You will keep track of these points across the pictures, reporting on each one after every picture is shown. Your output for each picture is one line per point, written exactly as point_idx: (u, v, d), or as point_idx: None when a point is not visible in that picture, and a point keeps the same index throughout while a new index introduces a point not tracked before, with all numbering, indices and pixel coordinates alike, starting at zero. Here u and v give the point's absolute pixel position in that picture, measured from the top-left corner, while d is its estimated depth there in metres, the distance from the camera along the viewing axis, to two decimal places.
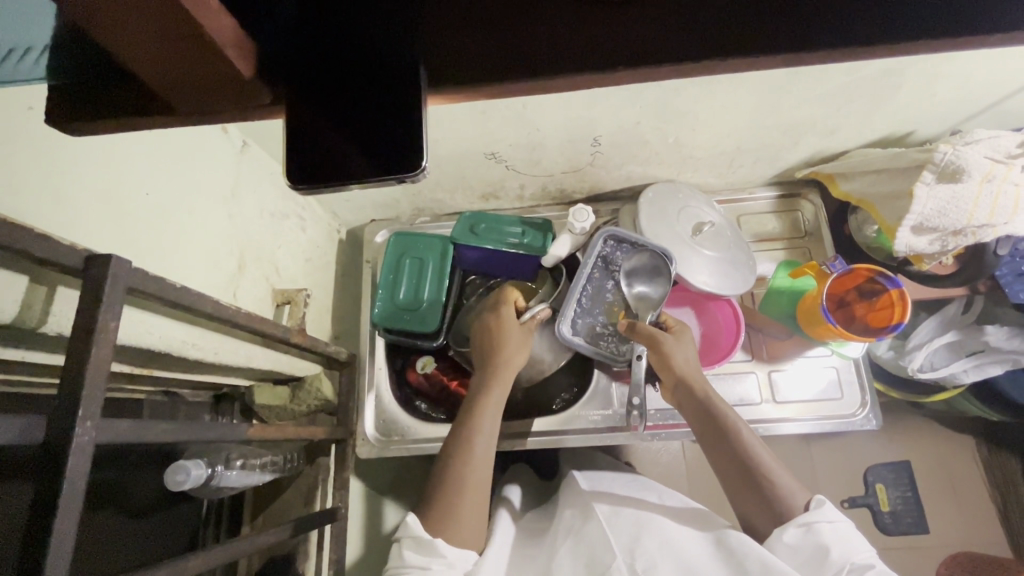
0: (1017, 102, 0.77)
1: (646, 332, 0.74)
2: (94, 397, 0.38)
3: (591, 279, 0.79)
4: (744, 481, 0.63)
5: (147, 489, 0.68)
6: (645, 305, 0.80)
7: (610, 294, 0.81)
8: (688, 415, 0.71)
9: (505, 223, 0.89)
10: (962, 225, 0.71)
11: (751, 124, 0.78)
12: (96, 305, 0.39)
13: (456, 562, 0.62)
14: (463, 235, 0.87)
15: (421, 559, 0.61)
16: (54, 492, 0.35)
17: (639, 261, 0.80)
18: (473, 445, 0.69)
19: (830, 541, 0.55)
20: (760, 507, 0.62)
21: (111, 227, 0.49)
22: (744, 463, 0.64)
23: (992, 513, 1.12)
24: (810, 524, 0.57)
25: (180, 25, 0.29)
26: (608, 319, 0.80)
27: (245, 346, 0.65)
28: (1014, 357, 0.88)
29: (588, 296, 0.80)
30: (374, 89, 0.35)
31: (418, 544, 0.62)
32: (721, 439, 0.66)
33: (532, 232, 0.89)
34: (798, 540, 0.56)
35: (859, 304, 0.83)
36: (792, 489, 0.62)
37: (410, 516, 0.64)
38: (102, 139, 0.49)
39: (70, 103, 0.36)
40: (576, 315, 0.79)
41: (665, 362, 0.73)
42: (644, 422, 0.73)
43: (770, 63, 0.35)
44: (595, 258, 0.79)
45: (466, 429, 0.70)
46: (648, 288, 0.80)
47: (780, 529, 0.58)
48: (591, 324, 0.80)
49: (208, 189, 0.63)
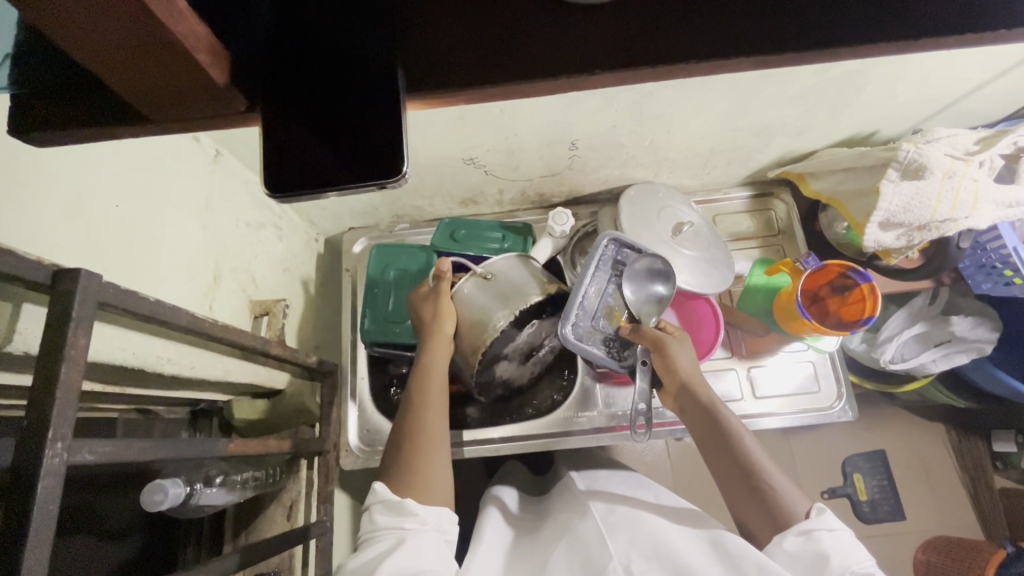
0: (974, 101, 0.81)
1: (650, 335, 0.72)
2: (65, 418, 0.37)
3: (594, 281, 0.74)
4: (746, 489, 0.64)
5: (122, 511, 0.66)
6: (649, 307, 0.76)
7: (612, 297, 0.75)
8: (692, 422, 0.71)
9: (486, 227, 0.91)
10: (926, 220, 0.74)
11: (724, 126, 0.80)
12: (65, 321, 0.37)
13: (429, 520, 0.60)
14: (445, 243, 0.88)
15: (393, 520, 0.59)
16: (24, 517, 0.33)
17: (643, 264, 0.76)
18: (427, 421, 0.68)
19: (832, 548, 0.56)
20: (758, 515, 0.63)
21: (79, 242, 0.48)
22: (747, 471, 0.65)
23: (963, 498, 1.16)
24: (810, 532, 0.58)
25: (149, 32, 0.28)
26: (610, 322, 0.75)
27: (223, 360, 0.63)
28: (979, 346, 0.90)
29: (591, 298, 0.74)
30: (345, 96, 0.35)
31: (389, 506, 0.61)
32: (726, 446, 0.67)
33: (512, 236, 0.91)
34: (798, 547, 0.57)
35: (830, 300, 0.86)
36: (793, 496, 0.63)
37: (378, 483, 0.63)
38: (69, 149, 0.48)
39: (33, 116, 0.34)
40: (579, 318, 0.73)
41: (669, 368, 0.72)
42: (648, 432, 0.70)
43: (742, 65, 0.35)
44: (597, 262, 0.75)
45: (416, 424, 0.68)
46: (654, 292, 0.76)
47: (781, 536, 0.59)
48: (594, 328, 0.74)
49: (182, 200, 0.62)
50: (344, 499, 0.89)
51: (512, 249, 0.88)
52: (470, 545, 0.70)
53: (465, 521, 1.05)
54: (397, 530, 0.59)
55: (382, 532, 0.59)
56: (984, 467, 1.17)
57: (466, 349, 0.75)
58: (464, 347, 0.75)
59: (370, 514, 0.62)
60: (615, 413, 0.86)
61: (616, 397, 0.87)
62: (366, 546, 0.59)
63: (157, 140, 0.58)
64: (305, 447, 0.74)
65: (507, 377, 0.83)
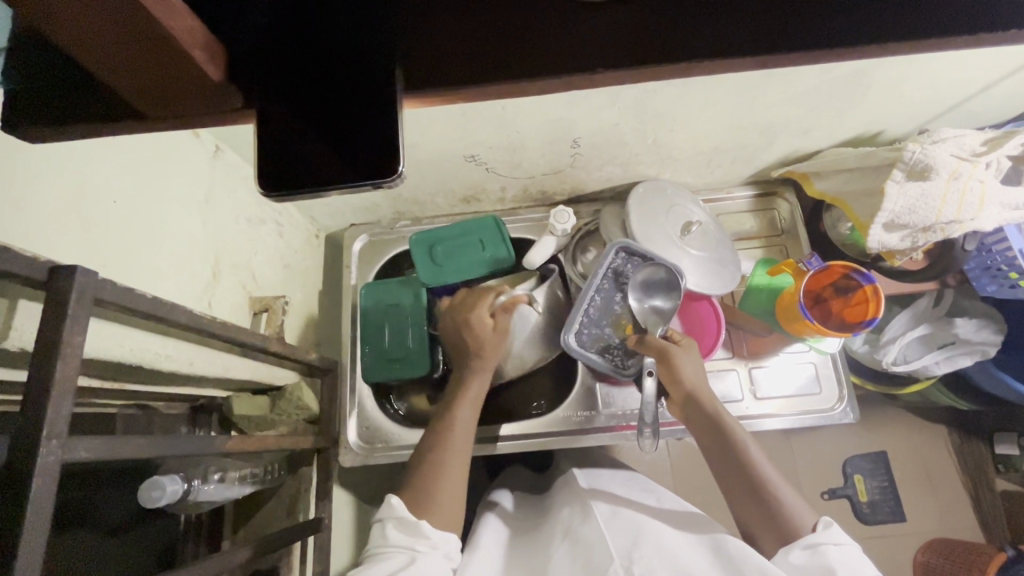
0: (981, 101, 0.80)
1: (656, 345, 0.72)
2: (60, 416, 0.36)
3: (600, 290, 0.73)
4: (753, 499, 0.64)
5: (121, 506, 0.66)
6: (655, 319, 0.75)
7: (619, 306, 0.74)
8: (697, 431, 0.71)
9: (465, 242, 0.91)
10: (931, 222, 0.73)
11: (728, 124, 0.79)
12: (61, 317, 0.37)
13: (440, 544, 0.60)
14: (426, 266, 0.90)
15: (406, 539, 0.60)
16: (17, 515, 0.33)
17: (647, 274, 0.75)
18: (450, 450, 0.67)
19: (837, 562, 0.56)
20: (766, 526, 0.63)
21: (77, 239, 0.47)
22: (755, 483, 0.65)
23: (964, 500, 1.16)
24: (817, 546, 0.58)
25: (143, 26, 0.27)
26: (615, 332, 0.74)
27: (221, 357, 0.63)
28: (982, 348, 0.90)
29: (596, 307, 0.73)
30: (340, 90, 0.34)
31: (403, 525, 0.61)
32: (733, 455, 0.67)
33: (492, 243, 0.90)
34: (805, 561, 0.57)
35: (835, 300, 0.85)
36: (800, 509, 0.63)
37: (394, 498, 0.64)
38: (68, 143, 0.47)
39: (29, 111, 0.34)
40: (583, 326, 0.73)
41: (675, 378, 0.71)
42: (658, 439, 0.68)
43: (746, 64, 0.35)
44: (606, 269, 0.73)
45: (437, 453, 0.67)
46: (659, 303, 0.75)
47: (786, 550, 0.59)
48: (598, 336, 0.73)
49: (181, 196, 0.62)
50: (344, 496, 0.89)
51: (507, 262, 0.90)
52: (471, 548, 0.70)
53: (464, 519, 1.05)
54: (408, 550, 0.59)
55: (391, 549, 0.60)
56: (986, 470, 1.16)
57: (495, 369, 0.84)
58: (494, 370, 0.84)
59: (382, 529, 0.62)
60: (614, 412, 0.85)
61: (615, 397, 0.86)
62: (372, 560, 0.60)
63: (157, 136, 0.58)
64: (306, 445, 0.74)
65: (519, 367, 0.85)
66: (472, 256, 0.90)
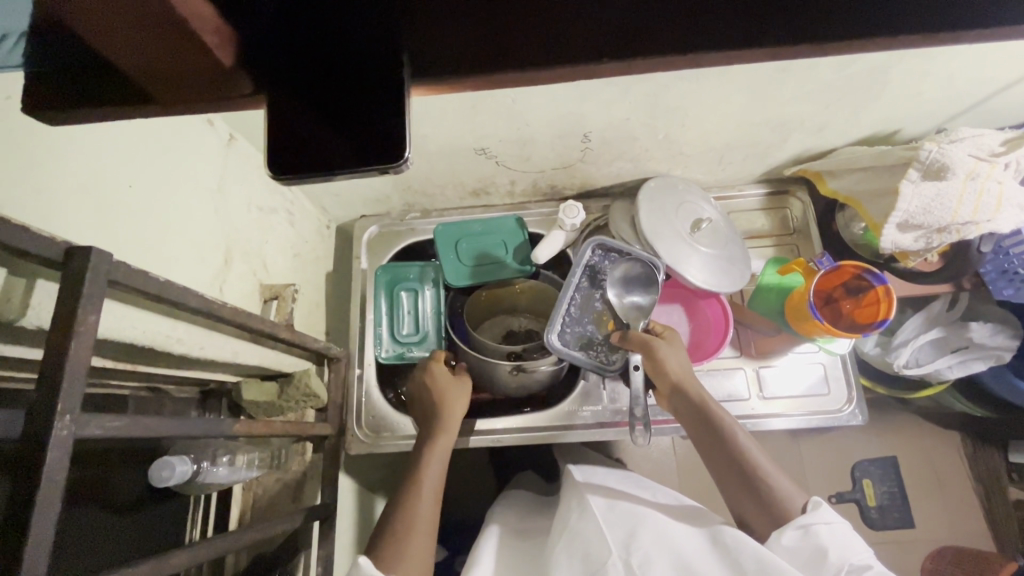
0: (1003, 100, 0.78)
1: (638, 339, 0.73)
2: (74, 393, 0.37)
3: (579, 288, 0.78)
4: (743, 483, 0.65)
5: (131, 486, 0.67)
6: (637, 313, 0.77)
7: (598, 303, 0.78)
8: (685, 422, 0.72)
9: (488, 240, 0.92)
10: (946, 223, 0.72)
11: (741, 121, 0.78)
12: (76, 296, 0.38)
13: None
14: (445, 252, 0.92)
15: None
16: (34, 485, 0.34)
17: (625, 270, 0.78)
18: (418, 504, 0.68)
19: (830, 542, 0.56)
20: (758, 512, 0.63)
21: (93, 221, 0.48)
22: (744, 468, 0.65)
23: (977, 509, 1.14)
24: (808, 526, 0.58)
25: (155, 8, 0.28)
26: (598, 328, 0.77)
27: (232, 342, 0.64)
28: (997, 354, 0.89)
29: (576, 305, 0.77)
30: (351, 77, 0.34)
31: None
32: (720, 442, 0.67)
33: (518, 246, 0.92)
34: (796, 542, 0.57)
35: (846, 301, 0.84)
36: (790, 492, 0.63)
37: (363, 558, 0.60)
38: (86, 127, 0.48)
39: (46, 96, 0.35)
40: (565, 326, 0.76)
41: (659, 370, 0.72)
42: (650, 432, 0.68)
43: (753, 56, 0.35)
44: (583, 267, 0.78)
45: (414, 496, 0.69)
46: (638, 298, 0.78)
47: (778, 532, 0.59)
48: (580, 334, 0.77)
49: (194, 182, 0.63)
50: (350, 483, 0.90)
51: (529, 269, 0.90)
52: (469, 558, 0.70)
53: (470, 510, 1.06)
54: None
55: None
56: (999, 478, 1.14)
57: (509, 380, 0.83)
58: (509, 380, 0.83)
59: None
60: (618, 408, 0.86)
61: (620, 392, 0.86)
62: None
63: (171, 122, 0.59)
64: (313, 433, 0.75)
65: (540, 379, 0.84)
66: (494, 253, 0.91)
